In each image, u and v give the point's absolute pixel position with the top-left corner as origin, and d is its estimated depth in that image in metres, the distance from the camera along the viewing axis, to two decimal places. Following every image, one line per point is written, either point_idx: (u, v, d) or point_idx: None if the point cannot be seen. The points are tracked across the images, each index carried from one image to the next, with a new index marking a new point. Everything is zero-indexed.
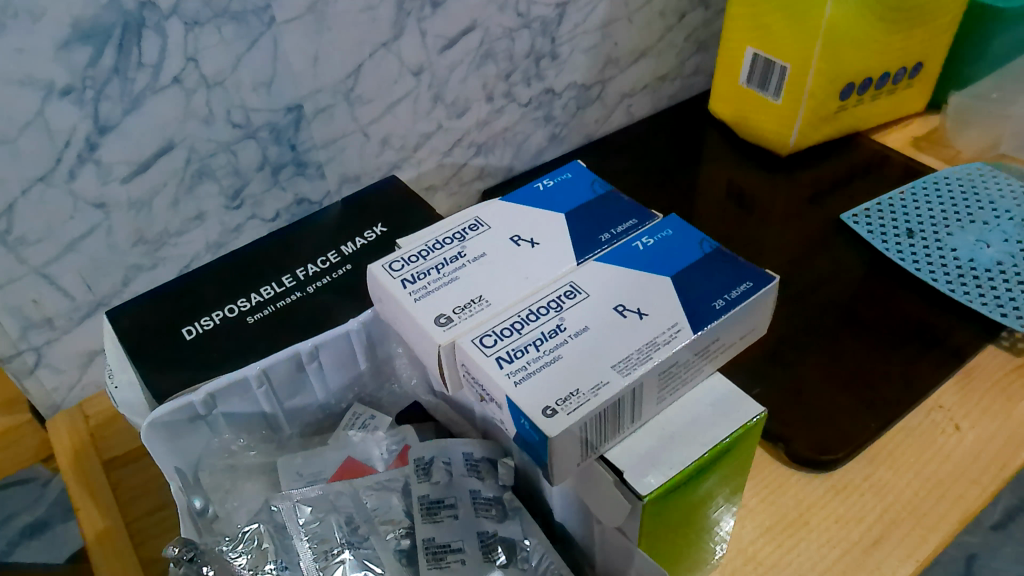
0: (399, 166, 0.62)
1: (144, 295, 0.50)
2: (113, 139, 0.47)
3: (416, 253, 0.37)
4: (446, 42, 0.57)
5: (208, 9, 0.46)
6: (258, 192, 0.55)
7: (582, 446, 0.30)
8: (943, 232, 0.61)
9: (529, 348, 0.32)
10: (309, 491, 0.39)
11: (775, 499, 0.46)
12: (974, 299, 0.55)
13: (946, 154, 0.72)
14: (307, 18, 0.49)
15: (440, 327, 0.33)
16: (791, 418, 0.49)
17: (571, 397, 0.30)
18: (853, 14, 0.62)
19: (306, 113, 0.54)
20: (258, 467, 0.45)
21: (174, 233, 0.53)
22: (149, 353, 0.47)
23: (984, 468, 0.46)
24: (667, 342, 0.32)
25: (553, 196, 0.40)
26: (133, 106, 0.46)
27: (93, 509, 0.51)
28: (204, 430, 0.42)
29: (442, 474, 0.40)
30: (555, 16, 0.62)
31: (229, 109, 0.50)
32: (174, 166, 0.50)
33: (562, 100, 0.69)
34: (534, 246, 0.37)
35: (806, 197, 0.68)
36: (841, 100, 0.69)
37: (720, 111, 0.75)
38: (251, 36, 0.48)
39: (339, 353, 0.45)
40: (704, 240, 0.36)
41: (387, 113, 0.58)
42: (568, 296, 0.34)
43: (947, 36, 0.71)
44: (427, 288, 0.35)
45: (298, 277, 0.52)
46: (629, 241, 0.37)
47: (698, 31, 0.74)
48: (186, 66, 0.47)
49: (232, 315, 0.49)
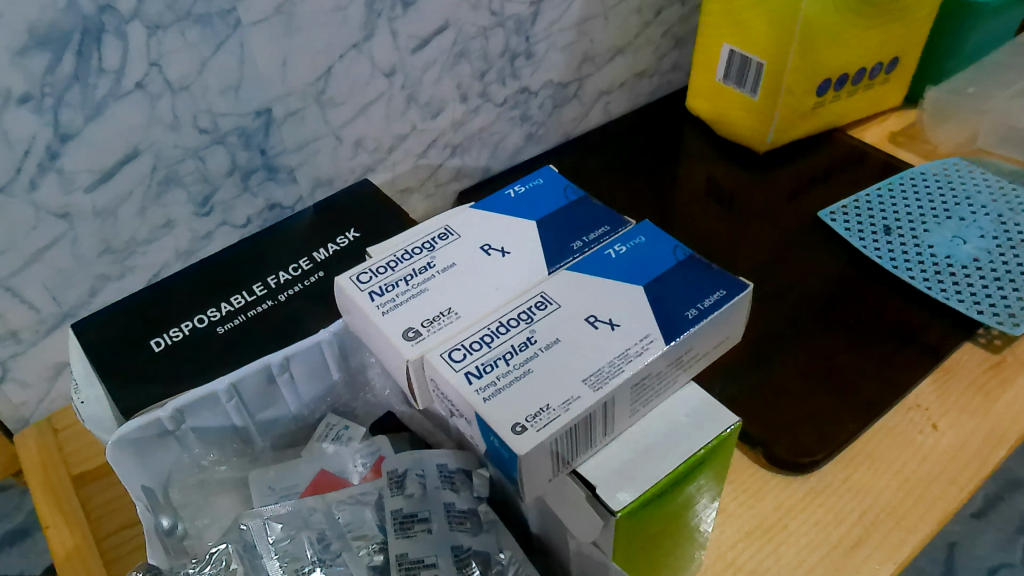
0: (373, 168, 0.61)
1: (113, 306, 0.50)
2: (76, 147, 0.46)
3: (384, 264, 0.36)
4: (418, 42, 0.56)
5: (171, 12, 0.44)
6: (228, 199, 0.54)
7: (554, 463, 0.30)
8: (920, 228, 0.61)
9: (498, 362, 0.31)
10: (281, 507, 0.38)
11: (754, 504, 0.46)
12: (951, 296, 0.55)
13: (923, 150, 0.71)
14: (275, 20, 0.48)
15: (408, 342, 0.32)
16: (769, 420, 0.48)
17: (541, 413, 0.29)
18: (830, 9, 0.62)
19: (276, 116, 0.53)
20: (229, 483, 0.44)
21: (142, 241, 0.52)
22: (118, 367, 0.46)
23: (963, 468, 0.46)
24: (640, 354, 0.31)
25: (525, 203, 0.39)
26: (95, 113, 0.45)
27: (62, 526, 0.50)
28: (173, 446, 0.42)
29: (416, 486, 0.40)
30: (529, 14, 0.61)
31: (196, 114, 0.49)
32: (141, 173, 0.49)
33: (538, 99, 0.68)
34: (505, 256, 0.36)
35: (785, 194, 0.68)
36: (818, 96, 0.68)
37: (698, 108, 0.75)
38: (217, 39, 0.47)
39: (310, 364, 0.44)
40: (678, 247, 0.36)
41: (360, 115, 0.57)
42: (539, 307, 0.33)
43: (923, 29, 0.70)
44: (395, 302, 0.34)
45: (269, 285, 0.51)
46: (601, 249, 0.36)
47: (675, 27, 0.74)
48: (150, 71, 0.46)
49: (202, 325, 0.49)
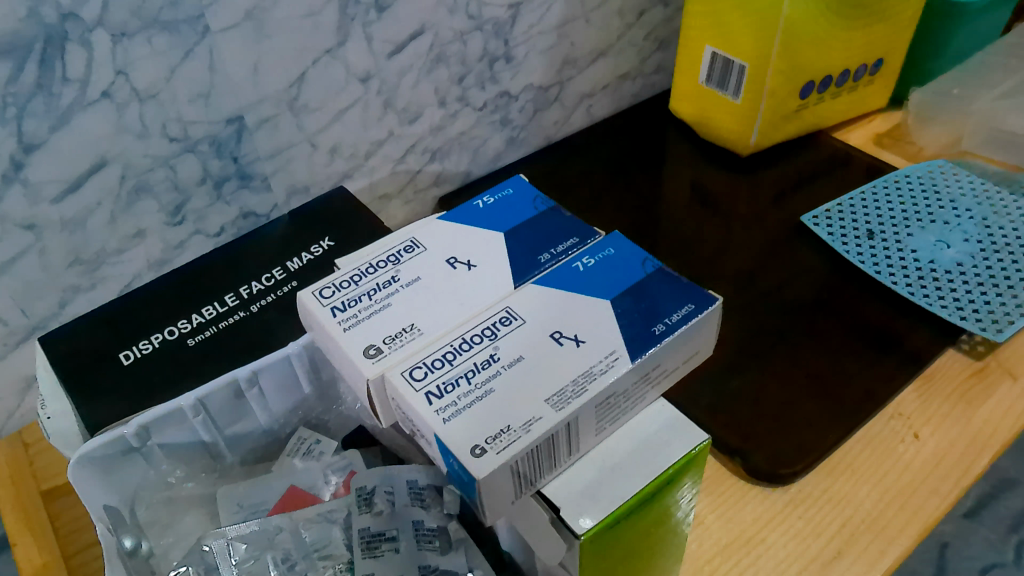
0: (350, 175, 0.60)
1: (81, 318, 0.49)
2: (41, 158, 0.45)
3: (347, 278, 0.35)
4: (394, 47, 0.56)
5: (137, 19, 0.43)
6: (201, 208, 0.53)
7: (515, 486, 0.29)
8: (903, 232, 0.61)
9: (460, 381, 0.30)
10: (246, 526, 0.38)
11: (732, 515, 0.45)
12: (934, 302, 0.54)
13: (908, 151, 0.71)
14: (245, 26, 0.48)
15: (369, 360, 0.31)
16: (747, 430, 0.48)
17: (500, 435, 0.28)
18: (812, 11, 0.61)
19: (248, 124, 0.52)
20: (197, 499, 0.43)
21: (113, 252, 0.51)
22: (85, 380, 0.45)
23: (944, 477, 0.45)
24: (604, 372, 0.30)
25: (493, 214, 0.38)
26: (60, 123, 0.44)
27: (30, 542, 0.48)
28: (139, 462, 0.41)
29: (384, 503, 0.39)
30: (507, 17, 0.61)
31: (165, 122, 0.48)
32: (110, 183, 0.48)
33: (518, 103, 0.67)
34: (470, 269, 0.35)
35: (769, 197, 0.67)
36: (801, 99, 0.68)
37: (681, 110, 0.74)
38: (185, 46, 0.46)
39: (280, 378, 0.44)
40: (647, 259, 0.35)
41: (336, 121, 0.56)
42: (503, 323, 0.32)
43: (908, 31, 0.69)
44: (357, 317, 0.33)
45: (242, 296, 0.50)
46: (568, 262, 0.35)
47: (658, 29, 0.73)
48: (116, 80, 0.45)
49: (172, 337, 0.48)
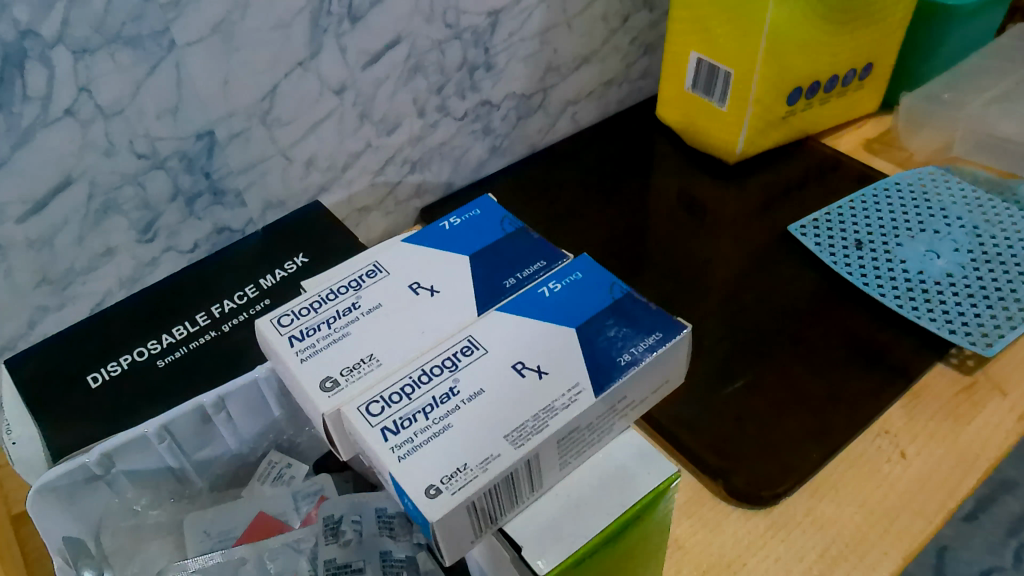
0: (327, 188, 0.59)
1: (49, 339, 0.48)
2: (3, 178, 0.44)
3: (307, 305, 0.34)
4: (370, 57, 0.54)
5: (99, 35, 0.42)
6: (173, 224, 0.52)
7: (474, 526, 0.28)
8: (893, 242, 0.59)
9: (417, 416, 0.29)
10: (208, 559, 0.38)
11: (712, 540, 0.44)
12: (923, 315, 0.53)
13: (898, 157, 0.69)
14: (212, 39, 0.46)
15: (324, 393, 0.30)
16: (728, 450, 0.47)
17: (457, 474, 0.27)
18: (798, 16, 0.60)
19: (219, 138, 0.51)
20: (164, 527, 0.43)
21: (82, 270, 0.50)
22: (51, 404, 0.44)
23: (930, 498, 0.44)
24: (566, 406, 0.29)
25: (460, 236, 0.37)
26: (21, 142, 0.43)
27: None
28: (103, 490, 0.40)
29: (352, 532, 0.40)
30: (487, 25, 0.59)
31: (132, 139, 0.47)
32: (76, 202, 0.47)
33: (500, 112, 0.66)
34: (434, 296, 0.34)
35: (757, 205, 0.66)
36: (789, 105, 0.66)
37: (667, 116, 0.73)
38: (150, 61, 0.45)
39: (248, 402, 0.43)
40: (615, 284, 0.34)
41: (310, 134, 0.55)
42: (464, 353, 0.31)
43: (898, 34, 0.68)
44: (315, 348, 0.32)
45: (213, 315, 0.49)
46: (534, 287, 0.34)
47: (644, 33, 0.71)
48: (79, 97, 0.44)
49: (142, 359, 0.47)
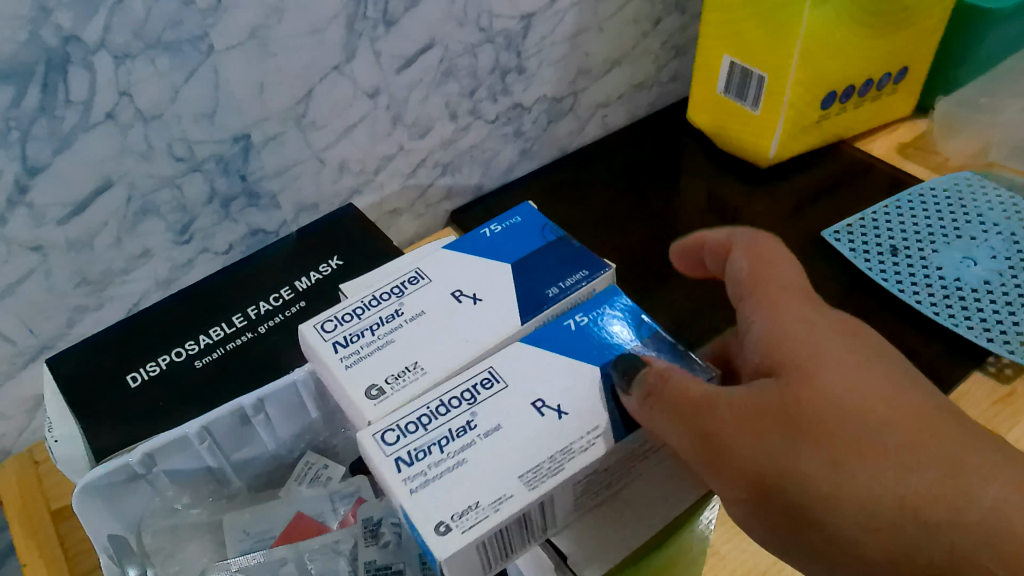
0: (359, 191, 0.59)
1: (88, 339, 0.49)
2: (45, 181, 0.44)
3: (351, 311, 0.35)
4: (403, 61, 0.55)
5: (139, 40, 0.43)
6: (208, 226, 0.53)
7: (483, 560, 0.29)
8: (928, 248, 0.59)
9: (432, 448, 0.30)
10: (251, 559, 0.39)
11: (746, 547, 0.44)
12: (959, 323, 0.53)
13: (932, 162, 0.69)
14: (249, 44, 0.47)
15: (370, 401, 0.31)
16: None
17: (468, 512, 0.28)
18: (834, 21, 0.59)
19: (255, 142, 0.51)
20: (201, 527, 0.43)
21: (120, 271, 0.51)
22: (91, 403, 0.45)
23: None
24: (582, 451, 0.30)
25: (501, 244, 0.37)
26: (63, 146, 0.44)
27: (40, 563, 0.48)
28: (144, 489, 0.40)
29: (391, 535, 0.40)
30: (519, 29, 0.59)
31: (170, 143, 0.48)
32: (115, 204, 0.48)
33: (531, 115, 0.66)
34: (476, 304, 0.34)
35: (788, 208, 0.66)
36: (823, 109, 0.66)
37: (698, 120, 0.73)
38: (189, 66, 0.45)
39: (287, 406, 0.43)
40: (644, 324, 0.34)
41: (343, 137, 0.55)
42: (484, 385, 0.31)
43: (933, 38, 0.67)
44: (359, 354, 0.33)
45: (249, 316, 0.50)
46: (562, 318, 0.34)
47: (675, 36, 0.71)
48: (120, 101, 0.44)
49: (179, 359, 0.47)
